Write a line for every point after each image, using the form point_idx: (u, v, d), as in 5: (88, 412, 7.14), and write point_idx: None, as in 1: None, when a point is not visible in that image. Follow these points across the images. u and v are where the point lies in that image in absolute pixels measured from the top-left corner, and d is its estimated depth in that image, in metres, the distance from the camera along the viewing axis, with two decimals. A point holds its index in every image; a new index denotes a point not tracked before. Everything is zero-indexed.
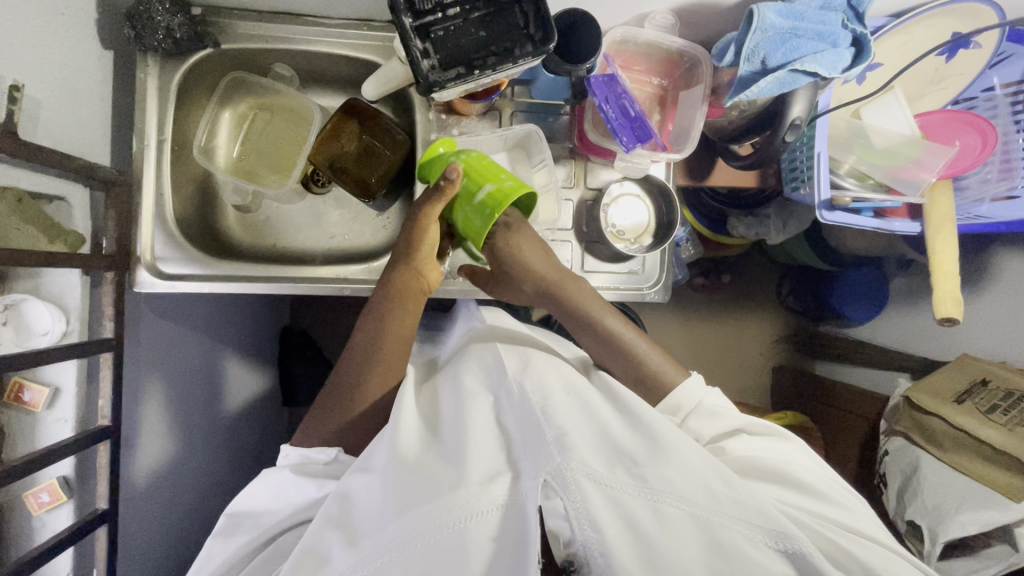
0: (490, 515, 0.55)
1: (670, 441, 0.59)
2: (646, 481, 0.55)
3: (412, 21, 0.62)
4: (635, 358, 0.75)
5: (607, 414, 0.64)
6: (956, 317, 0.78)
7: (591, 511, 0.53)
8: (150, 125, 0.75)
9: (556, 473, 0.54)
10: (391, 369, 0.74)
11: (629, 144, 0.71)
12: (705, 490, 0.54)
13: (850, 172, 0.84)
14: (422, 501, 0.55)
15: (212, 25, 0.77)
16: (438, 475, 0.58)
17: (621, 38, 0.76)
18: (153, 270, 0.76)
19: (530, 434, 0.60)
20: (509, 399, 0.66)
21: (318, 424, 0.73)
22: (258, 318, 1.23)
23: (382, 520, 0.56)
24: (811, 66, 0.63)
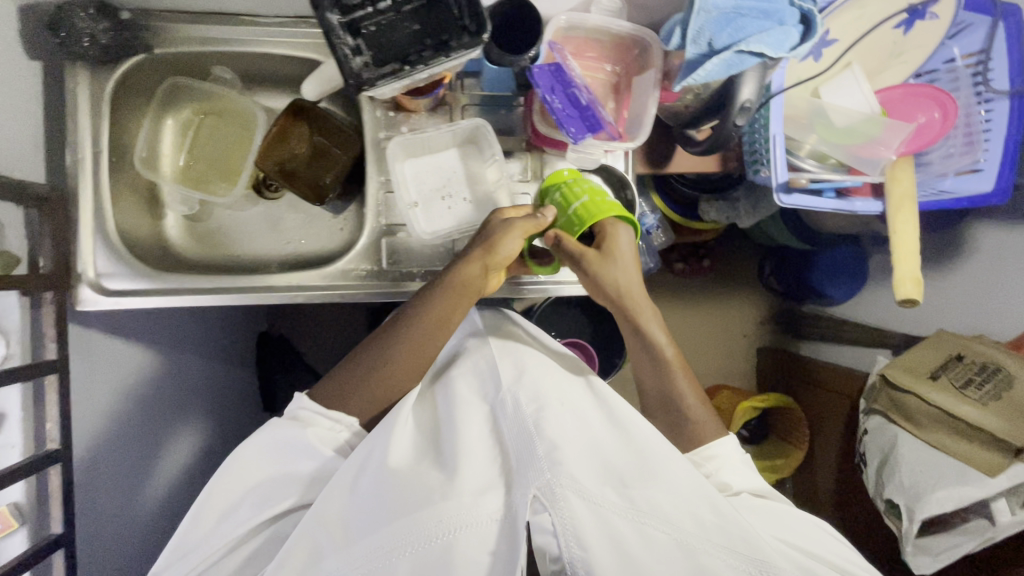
0: (480, 528, 0.54)
1: (659, 462, 0.58)
2: (634, 502, 0.54)
3: (340, 17, 0.59)
4: (671, 392, 0.75)
5: (600, 428, 0.63)
6: (916, 298, 0.76)
7: (578, 526, 0.52)
8: (85, 137, 0.72)
9: (546, 486, 0.53)
10: (425, 352, 0.73)
11: (577, 135, 0.69)
12: (693, 517, 0.54)
13: (811, 152, 0.81)
14: (412, 509, 0.54)
15: (143, 29, 0.74)
16: (428, 483, 0.57)
17: (567, 25, 0.73)
18: (97, 287, 0.73)
19: (523, 446, 0.59)
20: (505, 408, 0.65)
21: (342, 389, 0.72)
22: (234, 324, 1.19)
23: (369, 526, 0.55)
24: (756, 46, 0.61)
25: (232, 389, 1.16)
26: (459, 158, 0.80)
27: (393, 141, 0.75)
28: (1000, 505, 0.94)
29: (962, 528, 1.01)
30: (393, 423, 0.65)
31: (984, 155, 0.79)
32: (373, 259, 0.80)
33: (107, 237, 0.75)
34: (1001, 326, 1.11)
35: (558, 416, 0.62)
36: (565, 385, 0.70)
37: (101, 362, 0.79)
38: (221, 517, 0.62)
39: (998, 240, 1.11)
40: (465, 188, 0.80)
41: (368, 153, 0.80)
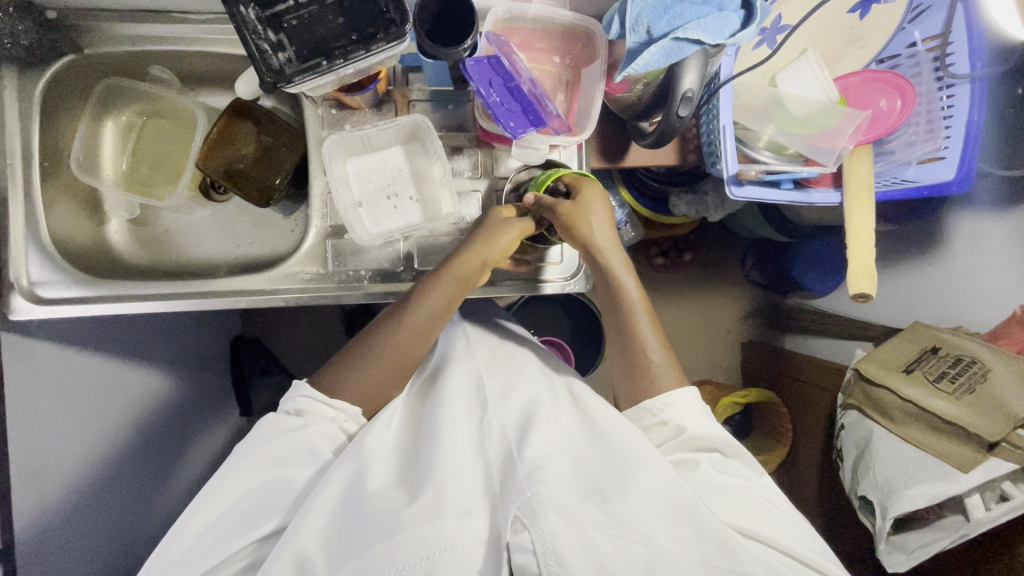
0: (464, 550, 0.53)
1: (637, 473, 0.58)
2: (615, 518, 0.53)
3: (261, 12, 0.57)
4: (637, 344, 0.74)
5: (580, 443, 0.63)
6: (869, 292, 0.73)
7: (559, 548, 0.51)
8: (13, 141, 0.70)
9: (527, 507, 0.53)
10: (415, 346, 0.70)
11: (515, 130, 0.66)
12: (671, 533, 0.54)
13: (768, 144, 0.79)
14: (394, 533, 0.53)
15: (71, 29, 0.71)
16: (408, 504, 0.56)
17: (507, 16, 0.71)
18: (30, 296, 0.71)
19: (506, 467, 0.58)
20: (488, 427, 0.64)
21: (339, 372, 0.69)
22: (209, 327, 1.17)
23: (349, 552, 0.53)
24: (693, 33, 0.58)
25: (206, 390, 1.13)
26: (404, 155, 0.78)
27: (327, 141, 0.72)
28: (974, 501, 0.92)
29: (938, 524, 0.98)
30: (364, 450, 0.62)
31: (945, 141, 0.76)
32: (318, 261, 0.78)
33: (40, 242, 0.72)
34: (978, 318, 1.08)
35: (540, 435, 0.61)
36: (548, 401, 0.69)
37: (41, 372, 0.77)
38: (209, 528, 0.57)
39: (976, 230, 1.08)
40: (410, 187, 0.78)
41: (311, 152, 0.77)
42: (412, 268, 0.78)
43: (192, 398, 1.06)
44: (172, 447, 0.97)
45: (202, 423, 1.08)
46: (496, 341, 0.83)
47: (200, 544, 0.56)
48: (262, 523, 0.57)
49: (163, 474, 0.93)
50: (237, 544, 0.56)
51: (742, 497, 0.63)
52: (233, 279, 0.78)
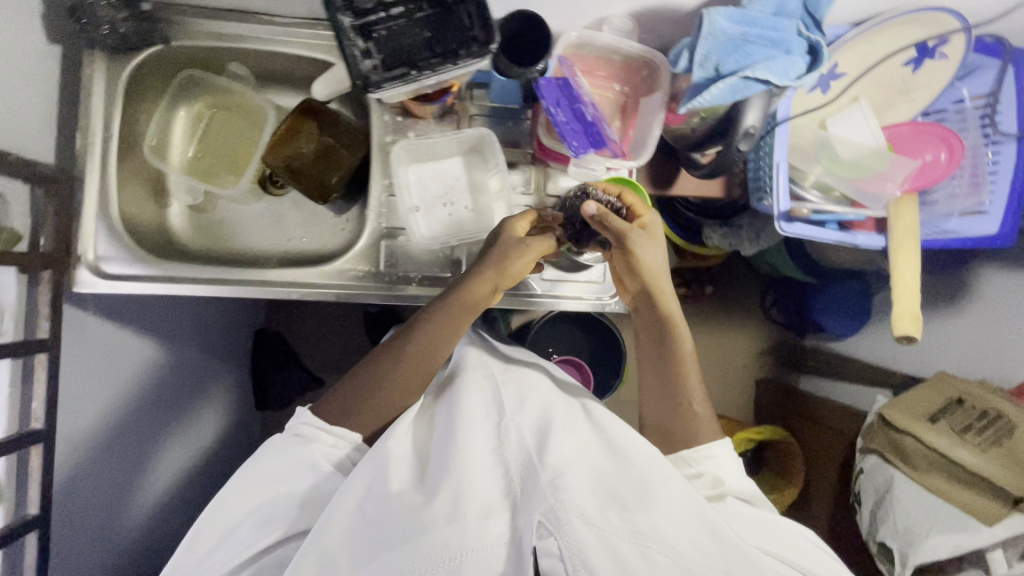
0: (487, 553, 0.54)
1: (658, 485, 0.59)
2: (637, 526, 0.54)
3: (353, 20, 0.60)
4: (678, 389, 0.74)
5: (599, 454, 0.63)
6: (913, 335, 0.75)
7: (583, 554, 0.52)
8: (97, 121, 0.74)
9: (551, 512, 0.54)
10: (412, 378, 0.71)
11: (578, 150, 0.69)
12: (694, 542, 0.54)
13: (815, 184, 0.81)
14: (416, 534, 0.54)
15: (161, 21, 0.75)
16: (430, 508, 0.57)
17: (578, 42, 0.74)
18: (96, 270, 0.74)
19: (526, 474, 0.59)
20: (508, 433, 0.65)
21: (333, 404, 0.70)
22: (234, 318, 1.20)
23: (371, 552, 0.55)
24: (762, 73, 0.61)
25: (215, 377, 1.13)
26: (464, 166, 0.80)
27: (397, 144, 0.77)
28: (996, 555, 0.93)
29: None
30: (388, 449, 0.64)
31: (989, 197, 0.79)
32: (371, 260, 0.80)
33: (110, 219, 0.75)
34: (1004, 372, 1.09)
35: (559, 444, 0.61)
36: (566, 412, 0.70)
37: (92, 345, 0.80)
38: (217, 541, 0.61)
39: (1007, 285, 1.09)
40: (467, 197, 0.80)
41: (374, 155, 0.80)
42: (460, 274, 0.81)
43: (203, 386, 1.08)
44: (173, 432, 0.99)
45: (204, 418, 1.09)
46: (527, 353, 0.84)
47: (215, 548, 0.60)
48: (266, 535, 0.60)
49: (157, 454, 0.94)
50: (238, 558, 0.59)
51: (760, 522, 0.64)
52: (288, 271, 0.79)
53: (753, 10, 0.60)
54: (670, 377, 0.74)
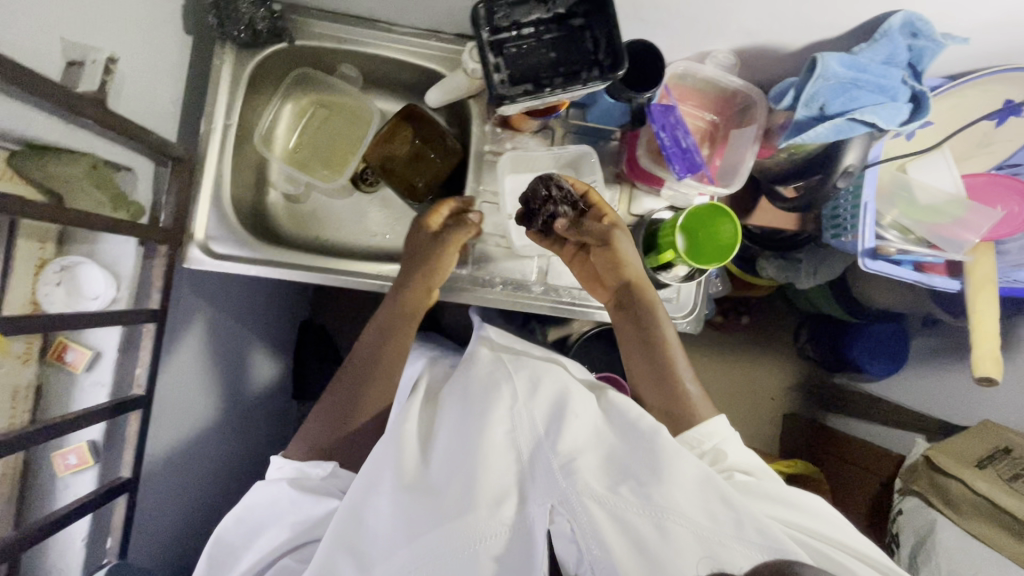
0: (500, 538, 0.56)
1: (671, 460, 0.58)
2: (650, 502, 0.55)
3: (488, 36, 0.64)
4: (669, 376, 0.77)
5: (611, 437, 0.63)
6: (996, 377, 0.76)
7: (597, 530, 0.53)
8: (220, 109, 0.78)
9: (563, 497, 0.56)
10: (384, 391, 0.77)
11: (680, 173, 0.73)
12: (706, 511, 0.55)
13: (892, 225, 0.84)
14: (431, 525, 0.56)
15: (288, 20, 0.80)
16: (444, 497, 0.59)
17: (681, 72, 0.79)
18: (204, 248, 0.78)
19: (535, 459, 0.60)
20: (517, 415, 0.64)
21: (311, 433, 0.74)
22: (283, 304, 1.22)
23: (392, 544, 0.57)
24: (870, 117, 0.65)
25: (257, 364, 1.13)
26: None
27: (505, 153, 0.81)
28: None
29: None
30: (399, 434, 0.67)
31: None
32: (459, 260, 0.85)
33: (220, 202, 0.79)
34: None
35: (569, 428, 0.61)
36: (579, 393, 0.69)
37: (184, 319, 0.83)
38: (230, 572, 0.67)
39: None
40: None
41: (471, 163, 0.84)
42: (543, 281, 0.86)
43: (251, 367, 1.11)
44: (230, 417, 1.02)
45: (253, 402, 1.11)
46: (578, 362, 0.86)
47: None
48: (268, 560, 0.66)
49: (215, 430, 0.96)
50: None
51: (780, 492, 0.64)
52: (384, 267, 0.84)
53: (863, 59, 0.64)
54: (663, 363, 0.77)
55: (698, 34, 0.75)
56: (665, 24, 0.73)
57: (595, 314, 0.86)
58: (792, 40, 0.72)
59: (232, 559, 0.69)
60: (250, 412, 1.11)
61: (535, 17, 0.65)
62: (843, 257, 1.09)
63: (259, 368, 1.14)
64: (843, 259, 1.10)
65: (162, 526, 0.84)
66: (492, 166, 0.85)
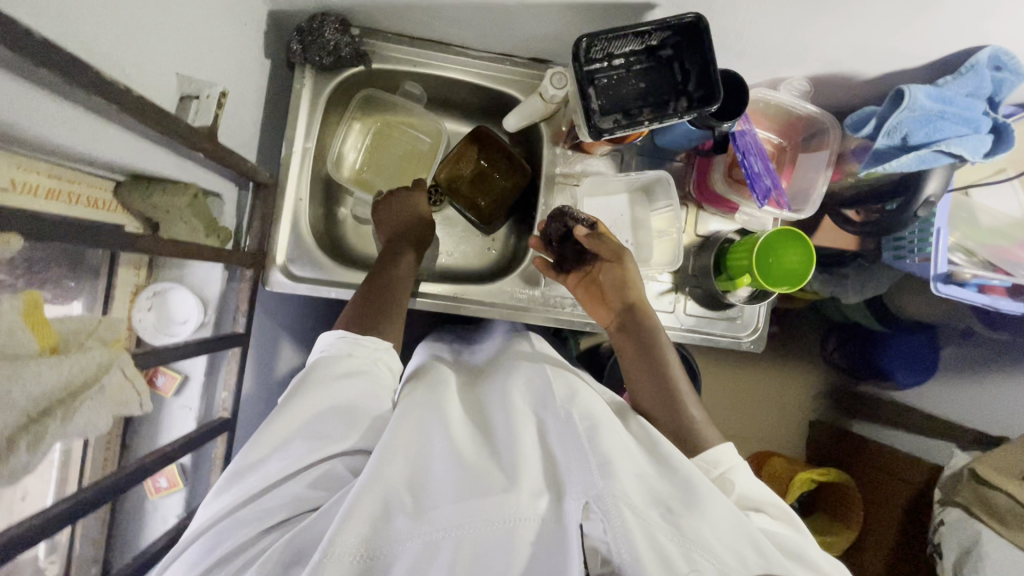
0: (527, 530, 0.49)
1: (709, 494, 0.51)
2: (683, 531, 0.48)
3: (582, 67, 0.65)
4: (676, 395, 0.69)
5: (648, 452, 0.57)
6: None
7: (630, 539, 0.46)
8: (299, 132, 0.79)
9: (599, 496, 0.48)
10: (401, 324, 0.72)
11: (761, 200, 0.74)
12: (739, 555, 0.48)
13: (956, 246, 0.84)
14: (479, 490, 0.50)
15: (366, 44, 0.80)
16: (490, 471, 0.53)
17: (755, 98, 0.80)
18: (285, 271, 0.79)
19: (574, 449, 0.53)
20: (555, 410, 0.58)
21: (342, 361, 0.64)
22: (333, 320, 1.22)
23: (437, 499, 0.51)
24: (956, 149, 0.66)
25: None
26: (629, 204, 0.85)
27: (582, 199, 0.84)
28: None
29: None
30: (443, 407, 0.62)
31: None
32: (531, 282, 0.86)
33: (298, 224, 0.80)
34: None
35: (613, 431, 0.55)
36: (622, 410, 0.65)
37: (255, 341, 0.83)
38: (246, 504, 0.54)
39: None
40: (628, 232, 0.85)
41: (542, 185, 0.86)
42: None
43: None
44: None
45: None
46: None
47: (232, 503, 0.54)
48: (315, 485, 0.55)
49: None
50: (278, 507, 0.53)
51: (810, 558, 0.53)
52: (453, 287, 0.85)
53: (949, 91, 0.66)
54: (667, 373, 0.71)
55: (775, 63, 0.76)
56: (744, 53, 0.75)
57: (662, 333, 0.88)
58: (869, 69, 0.74)
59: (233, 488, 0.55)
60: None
61: (628, 48, 0.66)
62: (891, 273, 1.10)
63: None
64: (890, 275, 1.11)
65: None
66: (563, 188, 0.86)
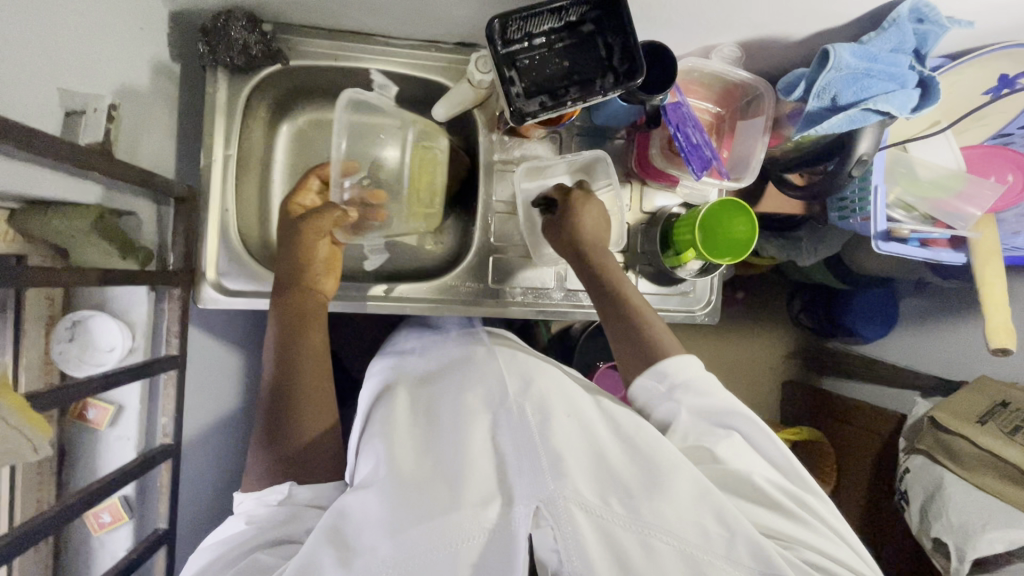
0: (479, 543, 0.52)
1: (667, 470, 0.56)
2: (638, 514, 0.53)
3: (501, 49, 0.63)
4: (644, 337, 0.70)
5: (605, 438, 0.61)
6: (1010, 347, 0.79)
7: (581, 540, 0.51)
8: (217, 139, 0.75)
9: (549, 499, 0.53)
10: (313, 388, 0.66)
11: (698, 172, 0.73)
12: (696, 527, 0.53)
13: (896, 202, 0.86)
14: (421, 519, 0.53)
15: (281, 41, 0.76)
16: (435, 493, 0.55)
17: (688, 68, 0.78)
18: (217, 286, 0.75)
19: (525, 455, 0.58)
20: (508, 419, 0.63)
21: (257, 462, 0.64)
22: None
23: (373, 540, 0.53)
24: (884, 106, 0.66)
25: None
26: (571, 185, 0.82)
27: (519, 185, 0.79)
28: None
29: (1006, 569, 1.01)
30: (389, 436, 0.63)
31: None
32: (479, 274, 0.84)
33: (228, 236, 0.76)
34: None
35: (562, 422, 0.61)
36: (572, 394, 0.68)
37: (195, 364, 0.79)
38: None
39: None
40: None
41: (481, 174, 0.83)
42: (562, 286, 0.86)
43: None
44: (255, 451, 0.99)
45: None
46: None
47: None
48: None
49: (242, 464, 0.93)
50: None
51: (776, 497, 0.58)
52: (400, 287, 0.83)
53: (873, 48, 0.65)
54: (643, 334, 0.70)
55: (704, 30, 0.74)
56: (671, 22, 0.73)
57: None
58: (798, 30, 0.72)
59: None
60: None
61: (547, 26, 0.64)
62: (843, 232, 1.11)
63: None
64: (842, 234, 1.12)
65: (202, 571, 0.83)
66: (503, 175, 0.84)
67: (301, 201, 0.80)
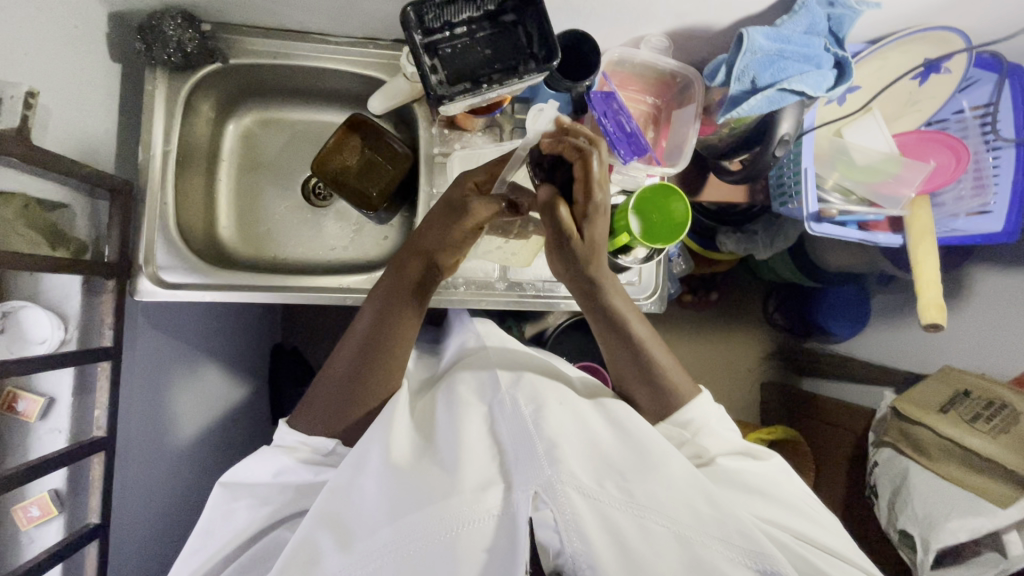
0: (480, 525, 0.54)
1: (660, 455, 0.59)
2: (634, 497, 0.55)
3: (422, 38, 0.65)
4: (661, 377, 0.71)
5: (599, 426, 0.63)
6: (940, 323, 0.82)
7: (580, 522, 0.53)
8: (157, 135, 0.76)
9: (548, 485, 0.54)
10: (393, 365, 0.69)
11: (626, 157, 0.75)
12: (688, 509, 0.54)
13: (835, 188, 0.87)
14: (416, 504, 0.55)
15: (219, 40, 0.78)
16: (431, 479, 0.57)
17: (618, 59, 0.80)
18: (155, 279, 0.76)
19: (521, 446, 0.59)
20: (502, 412, 0.64)
21: (312, 415, 0.68)
22: (254, 330, 1.16)
23: (375, 524, 0.55)
24: (798, 86, 0.68)
25: (234, 403, 1.05)
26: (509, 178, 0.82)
27: (454, 154, 0.82)
28: (1011, 537, 0.91)
29: (974, 560, 0.97)
30: (391, 417, 0.65)
31: (994, 197, 0.86)
32: None
33: (168, 230, 0.78)
34: (1005, 364, 1.11)
35: (555, 411, 0.63)
36: (571, 393, 0.68)
37: (143, 358, 0.78)
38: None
39: (999, 284, 1.14)
40: None
41: (422, 167, 0.84)
42: (505, 277, 0.86)
43: (209, 398, 0.97)
44: (216, 451, 0.98)
45: (238, 429, 1.06)
46: (565, 364, 0.86)
47: (207, 560, 0.63)
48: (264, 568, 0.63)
49: (197, 463, 0.92)
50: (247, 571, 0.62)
51: (771, 489, 0.64)
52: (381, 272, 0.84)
53: (786, 30, 0.67)
54: (665, 384, 0.71)
55: (627, 22, 0.76)
56: (595, 14, 0.75)
57: (560, 304, 0.87)
58: (719, 21, 0.75)
59: (203, 547, 0.64)
60: (236, 438, 1.06)
61: (466, 15, 0.67)
62: (795, 224, 1.12)
63: (239, 407, 1.07)
64: (795, 226, 1.13)
65: (144, 564, 0.81)
66: (443, 168, 0.84)
67: (477, 180, 0.71)
